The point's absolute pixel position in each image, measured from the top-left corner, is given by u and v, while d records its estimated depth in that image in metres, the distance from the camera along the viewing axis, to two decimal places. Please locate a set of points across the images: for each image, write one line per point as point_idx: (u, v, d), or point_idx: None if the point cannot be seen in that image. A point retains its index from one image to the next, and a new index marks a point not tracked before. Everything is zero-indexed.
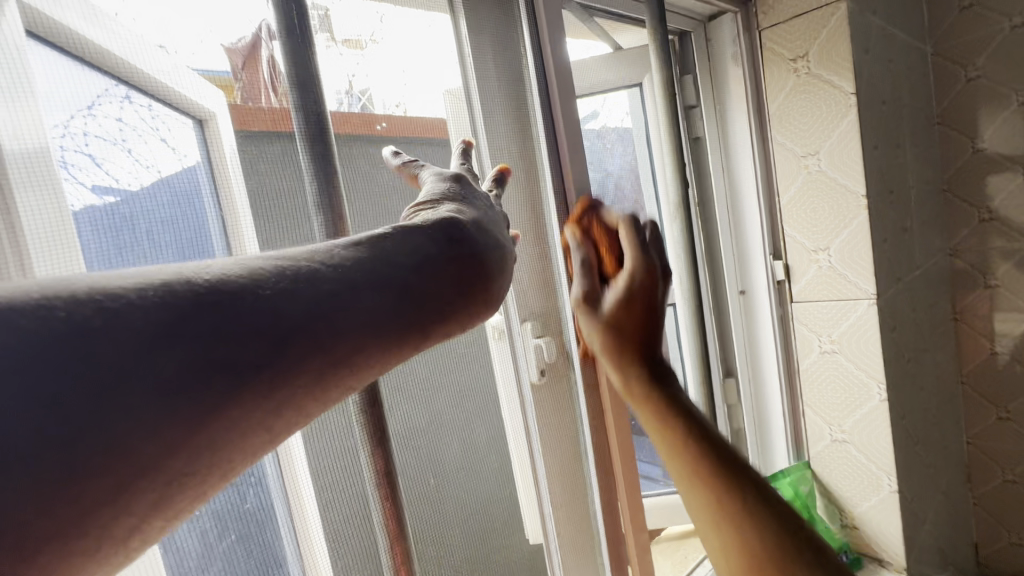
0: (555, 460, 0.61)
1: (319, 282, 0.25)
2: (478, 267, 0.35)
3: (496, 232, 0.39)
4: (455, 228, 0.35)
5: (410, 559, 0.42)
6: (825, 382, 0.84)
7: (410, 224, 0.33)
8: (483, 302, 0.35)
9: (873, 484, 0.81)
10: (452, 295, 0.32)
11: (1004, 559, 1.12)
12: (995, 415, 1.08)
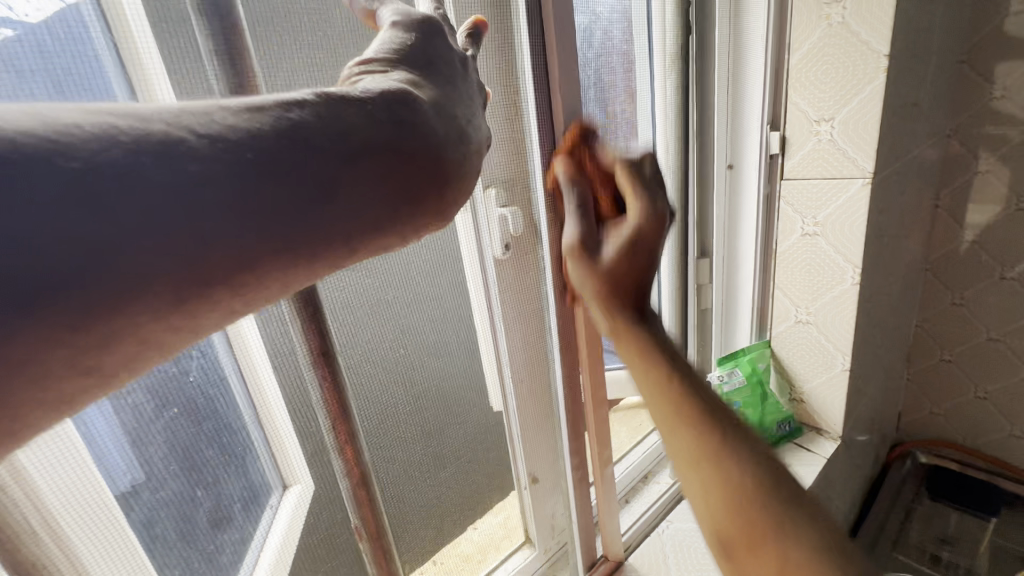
0: (516, 343, 0.59)
1: (178, 161, 0.20)
2: (432, 167, 0.29)
3: (462, 118, 0.33)
4: (407, 107, 0.29)
5: (355, 438, 0.40)
6: (798, 263, 0.82)
7: (346, 95, 0.27)
8: (434, 210, 0.30)
9: (826, 363, 0.83)
10: (392, 197, 0.28)
11: (923, 426, 1.24)
12: (949, 301, 1.11)
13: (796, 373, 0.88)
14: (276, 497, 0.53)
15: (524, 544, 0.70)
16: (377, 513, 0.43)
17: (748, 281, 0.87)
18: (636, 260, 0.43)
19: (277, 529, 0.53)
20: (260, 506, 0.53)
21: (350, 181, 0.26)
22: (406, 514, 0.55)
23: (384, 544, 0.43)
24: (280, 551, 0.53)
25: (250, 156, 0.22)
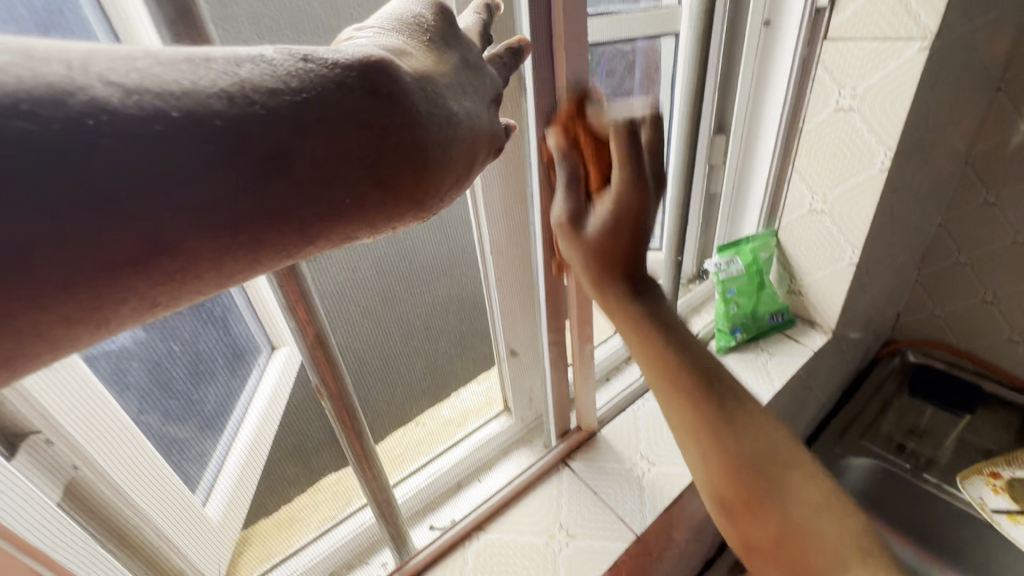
0: (499, 226, 0.55)
1: (86, 138, 0.17)
2: (412, 156, 0.26)
3: (454, 103, 0.29)
4: (386, 74, 0.25)
5: (307, 300, 0.37)
6: (825, 144, 0.73)
7: (319, 57, 0.23)
8: (408, 200, 0.27)
9: (834, 256, 0.78)
10: (359, 182, 0.24)
11: (920, 327, 1.22)
12: (982, 200, 1.03)
13: (798, 265, 0.84)
14: (264, 359, 0.59)
15: (501, 413, 0.72)
16: (339, 376, 0.42)
17: (764, 163, 0.79)
18: (616, 242, 0.47)
19: (262, 394, 0.57)
20: (242, 374, 0.57)
21: (308, 166, 0.23)
22: (373, 380, 0.56)
23: (346, 402, 0.44)
24: (265, 411, 0.57)
25: (192, 128, 0.19)
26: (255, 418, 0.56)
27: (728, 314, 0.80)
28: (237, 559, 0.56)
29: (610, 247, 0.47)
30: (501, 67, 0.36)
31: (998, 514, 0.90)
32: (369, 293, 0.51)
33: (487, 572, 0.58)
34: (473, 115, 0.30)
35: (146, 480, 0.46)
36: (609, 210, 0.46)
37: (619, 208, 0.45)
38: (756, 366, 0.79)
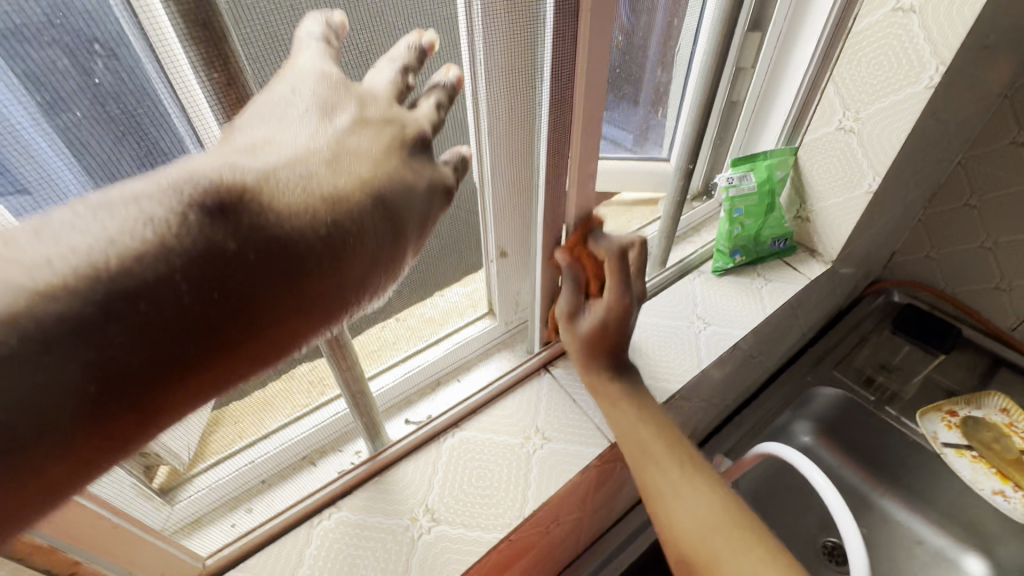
0: (499, 110, 0.47)
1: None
2: (291, 272, 0.25)
3: (318, 188, 0.27)
4: (231, 204, 0.24)
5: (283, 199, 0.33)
6: (870, 53, 0.65)
7: (140, 194, 0.23)
8: (310, 313, 0.27)
9: (851, 182, 0.73)
10: (238, 322, 0.24)
11: (911, 268, 1.21)
12: (1010, 140, 0.96)
13: (811, 188, 0.78)
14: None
15: (486, 314, 0.68)
16: None
17: (798, 71, 0.71)
18: (606, 334, 0.60)
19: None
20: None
21: (166, 334, 0.22)
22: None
23: None
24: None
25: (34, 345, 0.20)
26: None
27: (731, 235, 0.75)
28: (210, 435, 0.51)
29: (600, 333, 0.60)
30: (437, 110, 0.37)
31: (947, 447, 0.96)
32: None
33: (464, 465, 0.59)
34: (372, 188, 0.29)
35: None
36: (603, 312, 0.59)
37: (607, 313, 0.59)
38: (749, 291, 0.77)
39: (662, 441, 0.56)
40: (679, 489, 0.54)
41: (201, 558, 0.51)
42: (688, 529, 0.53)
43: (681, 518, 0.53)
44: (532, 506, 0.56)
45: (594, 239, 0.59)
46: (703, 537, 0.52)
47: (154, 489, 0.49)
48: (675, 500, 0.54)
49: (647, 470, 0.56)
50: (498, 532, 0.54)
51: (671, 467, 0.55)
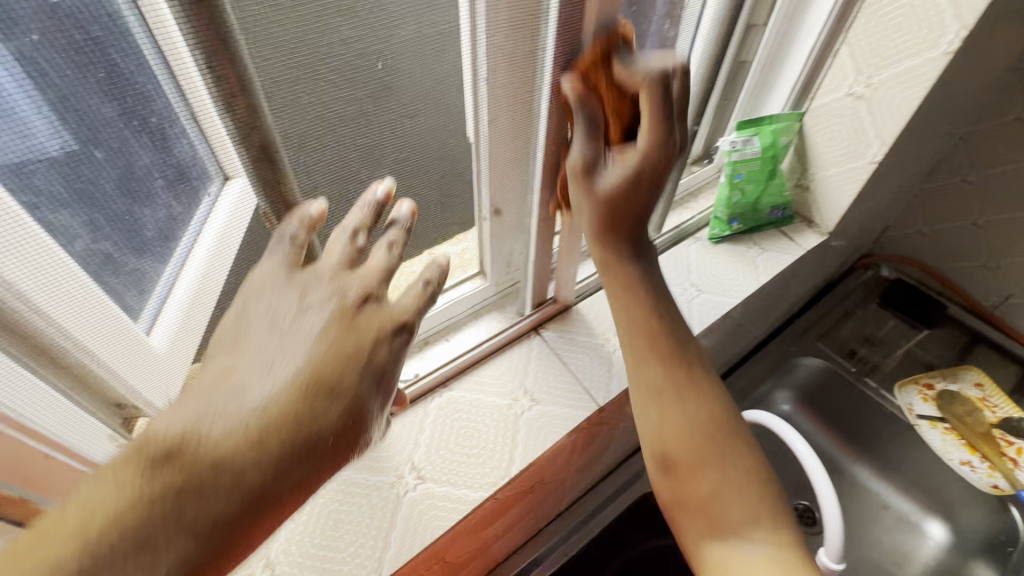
0: (497, 57, 0.45)
1: None
2: (251, 486, 0.31)
3: (259, 412, 0.32)
4: (192, 452, 0.30)
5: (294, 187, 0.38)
6: (890, 13, 0.61)
7: (111, 469, 0.28)
8: (275, 502, 0.32)
9: (856, 151, 0.70)
10: (212, 546, 0.30)
11: (901, 244, 1.21)
12: (1016, 115, 0.94)
13: (814, 156, 0.76)
14: (218, 189, 0.41)
15: (476, 275, 0.67)
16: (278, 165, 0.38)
17: (814, 30, 0.68)
18: (635, 193, 0.48)
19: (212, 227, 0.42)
20: (191, 202, 0.41)
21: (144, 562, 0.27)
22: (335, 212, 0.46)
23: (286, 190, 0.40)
24: (215, 245, 0.44)
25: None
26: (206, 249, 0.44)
27: (730, 202, 0.74)
28: None
29: (624, 202, 0.48)
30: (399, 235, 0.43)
31: (921, 418, 1.01)
32: (341, 125, 0.41)
33: (452, 424, 0.59)
34: (314, 397, 0.34)
35: (78, 309, 0.39)
36: (635, 160, 0.47)
37: (639, 164, 0.46)
38: (744, 259, 0.76)
39: (691, 382, 0.51)
40: (699, 440, 0.49)
41: None
42: (705, 479, 0.48)
43: (700, 467, 0.48)
44: (517, 466, 0.56)
45: (624, 57, 0.46)
46: (715, 482, 0.48)
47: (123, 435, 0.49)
48: (694, 447, 0.49)
49: (671, 414, 0.50)
50: (484, 492, 0.55)
51: (696, 415, 0.50)
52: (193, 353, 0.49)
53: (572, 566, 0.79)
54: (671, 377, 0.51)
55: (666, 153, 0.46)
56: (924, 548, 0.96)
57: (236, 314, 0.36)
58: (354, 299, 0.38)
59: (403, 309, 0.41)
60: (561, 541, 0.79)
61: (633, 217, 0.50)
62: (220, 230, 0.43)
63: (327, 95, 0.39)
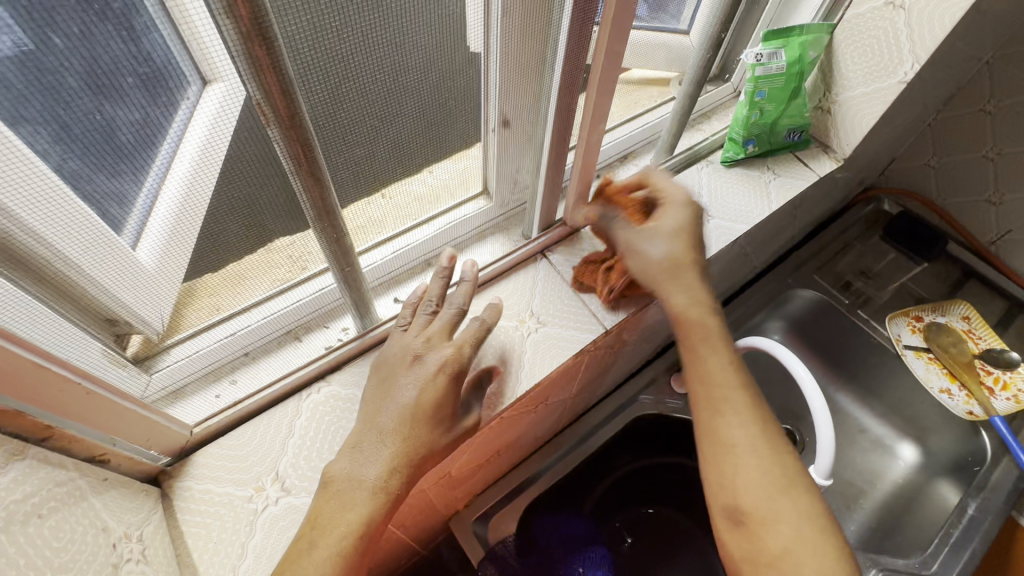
0: None
1: None
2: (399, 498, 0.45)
3: (407, 431, 0.46)
4: (362, 469, 0.45)
5: (303, 127, 0.34)
6: None
7: (330, 479, 0.45)
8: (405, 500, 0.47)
9: (884, 70, 0.66)
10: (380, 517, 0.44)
11: (907, 176, 1.19)
12: None
13: (841, 74, 0.71)
14: (196, 93, 0.37)
15: (479, 196, 0.62)
16: (291, 97, 0.32)
17: None
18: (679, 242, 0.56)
19: (194, 137, 0.38)
20: (170, 105, 0.37)
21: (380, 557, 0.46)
22: (340, 152, 0.43)
23: (302, 133, 0.34)
24: (197, 160, 0.39)
25: None
26: (187, 164, 0.39)
27: (748, 122, 0.69)
28: (183, 309, 0.49)
29: (680, 245, 0.56)
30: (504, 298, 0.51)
31: (908, 349, 1.03)
32: (363, 80, 0.39)
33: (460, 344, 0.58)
34: (423, 423, 0.47)
35: (62, 229, 0.37)
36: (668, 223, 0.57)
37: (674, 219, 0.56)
38: (755, 184, 0.73)
39: (746, 395, 0.54)
40: (747, 447, 0.51)
41: (187, 427, 0.51)
42: (756, 489, 0.49)
43: (755, 472, 0.50)
44: (523, 387, 0.56)
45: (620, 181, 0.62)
46: (763, 481, 0.50)
47: (126, 359, 0.48)
48: (747, 456, 0.51)
49: (725, 421, 0.53)
50: (494, 410, 0.54)
51: (750, 423, 0.52)
52: (183, 271, 0.46)
53: (569, 481, 0.83)
54: (729, 381, 0.54)
55: (694, 229, 0.57)
56: (894, 467, 1.02)
57: (381, 359, 0.52)
58: (430, 366, 0.49)
59: (448, 353, 0.50)
60: (557, 459, 0.82)
61: (692, 246, 0.57)
62: (202, 143, 0.38)
63: (348, 44, 0.36)
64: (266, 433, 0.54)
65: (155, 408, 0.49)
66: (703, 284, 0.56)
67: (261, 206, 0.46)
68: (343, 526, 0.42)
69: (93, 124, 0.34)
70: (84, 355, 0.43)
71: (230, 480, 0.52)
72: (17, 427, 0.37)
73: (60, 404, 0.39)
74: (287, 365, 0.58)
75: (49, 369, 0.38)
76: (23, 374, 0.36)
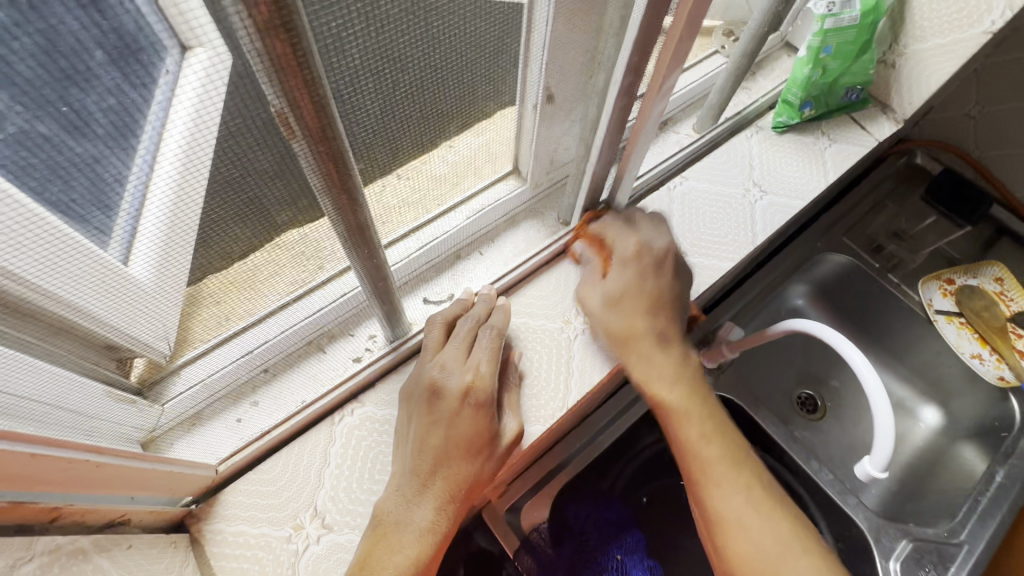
0: None
1: None
2: (448, 530, 0.47)
3: (446, 466, 0.47)
4: (409, 504, 0.46)
5: (336, 141, 0.27)
6: None
7: (378, 512, 0.46)
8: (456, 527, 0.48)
9: (967, 21, 0.58)
10: (436, 550, 0.45)
11: (942, 126, 1.10)
12: None
13: (912, 21, 0.62)
14: (176, 64, 0.28)
15: (510, 174, 0.56)
16: (322, 106, 0.25)
17: None
18: (642, 282, 0.55)
19: (178, 122, 0.30)
20: (145, 83, 0.29)
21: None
22: (380, 151, 0.37)
23: (335, 145, 0.27)
24: (185, 151, 0.32)
25: None
26: (174, 159, 0.32)
27: (808, 82, 0.62)
28: (189, 320, 0.42)
29: (631, 299, 0.55)
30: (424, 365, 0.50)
31: (938, 314, 0.99)
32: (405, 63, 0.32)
33: (516, 347, 0.57)
34: (464, 455, 0.47)
35: (44, 260, 0.31)
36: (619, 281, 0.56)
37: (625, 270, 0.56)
38: (812, 153, 0.68)
39: (726, 460, 0.50)
40: (748, 518, 0.48)
41: (212, 467, 0.48)
42: (755, 563, 0.47)
43: (753, 542, 0.47)
44: (573, 396, 0.56)
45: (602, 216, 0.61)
46: (765, 554, 0.47)
47: (131, 388, 0.42)
48: (742, 531, 0.48)
49: (710, 495, 0.49)
50: (541, 424, 0.54)
51: (735, 493, 0.49)
52: (186, 280, 0.39)
53: (596, 464, 0.81)
54: (709, 453, 0.50)
55: (648, 262, 0.55)
56: (917, 430, 1.01)
57: (410, 382, 0.52)
58: (454, 396, 0.48)
59: (479, 382, 0.49)
60: (586, 444, 0.80)
61: (654, 299, 0.55)
62: (186, 129, 0.31)
63: (388, 23, 0.30)
64: (300, 463, 0.51)
65: (162, 456, 0.44)
66: (665, 350, 0.54)
67: (260, 207, 0.39)
68: (390, 569, 0.42)
69: (53, 117, 0.26)
70: (84, 404, 0.38)
71: (267, 520, 0.49)
72: (22, 516, 0.33)
73: (69, 478, 0.35)
74: (318, 383, 0.54)
75: (49, 454, 0.32)
76: (21, 468, 0.31)
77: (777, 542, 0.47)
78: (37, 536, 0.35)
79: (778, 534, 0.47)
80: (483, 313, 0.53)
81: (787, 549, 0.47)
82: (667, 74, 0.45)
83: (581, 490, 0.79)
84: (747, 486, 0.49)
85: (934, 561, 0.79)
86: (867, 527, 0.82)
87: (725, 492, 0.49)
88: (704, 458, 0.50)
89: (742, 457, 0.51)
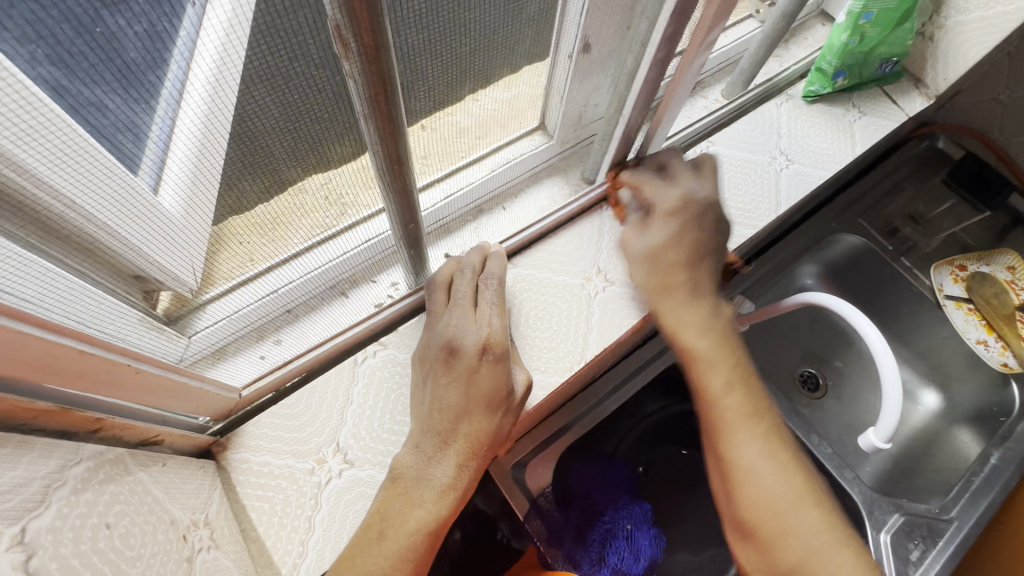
0: None
1: None
2: (466, 489, 0.48)
3: (467, 425, 0.48)
4: (427, 459, 0.47)
5: (383, 56, 0.29)
6: None
7: (398, 467, 0.47)
8: (471, 487, 0.49)
9: None
10: (452, 510, 0.46)
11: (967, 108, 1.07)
12: None
13: None
14: None
15: (535, 129, 0.54)
16: (377, 20, 0.27)
17: None
18: (681, 242, 0.53)
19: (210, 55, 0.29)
20: (174, 9, 0.27)
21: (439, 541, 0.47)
22: (420, 98, 0.38)
23: (382, 67, 0.30)
24: (215, 90, 0.31)
25: None
26: (206, 95, 0.31)
27: (844, 51, 0.61)
28: (215, 257, 0.41)
29: (676, 250, 0.53)
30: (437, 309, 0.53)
31: (948, 299, 1.01)
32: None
33: (517, 307, 0.59)
34: (483, 419, 0.48)
35: (91, 187, 0.31)
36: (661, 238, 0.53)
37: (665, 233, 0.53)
38: (839, 125, 0.67)
39: (751, 408, 0.50)
40: (761, 469, 0.48)
41: (237, 391, 0.51)
42: (763, 508, 0.47)
43: (766, 491, 0.47)
44: (591, 351, 0.59)
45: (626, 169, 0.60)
46: (774, 500, 0.47)
47: (160, 319, 0.42)
48: (757, 477, 0.48)
49: (732, 439, 0.49)
50: (559, 375, 0.57)
51: (756, 441, 0.49)
52: (212, 218, 0.38)
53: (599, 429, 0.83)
54: (734, 402, 0.50)
55: (688, 216, 0.53)
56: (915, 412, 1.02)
57: (418, 353, 0.53)
58: (472, 351, 0.49)
59: (497, 337, 0.50)
60: (591, 409, 0.81)
61: (690, 255, 0.53)
62: (217, 62, 0.29)
63: None
64: (326, 398, 0.54)
65: (194, 373, 0.46)
66: (697, 301, 0.53)
67: (271, 158, 0.38)
68: (412, 522, 0.44)
69: (89, 41, 0.25)
70: (125, 329, 0.39)
71: (290, 452, 0.52)
72: (70, 422, 0.36)
73: (111, 381, 0.38)
74: (337, 324, 0.56)
75: (97, 354, 0.36)
76: (71, 361, 0.34)
77: (792, 486, 0.48)
78: (82, 441, 0.37)
79: (795, 480, 0.48)
80: (479, 262, 0.54)
81: (802, 501, 0.48)
82: (710, 26, 0.46)
83: (584, 453, 0.81)
84: (763, 431, 0.49)
85: (923, 534, 0.82)
86: (860, 500, 0.84)
87: (748, 434, 0.49)
88: (739, 388, 0.50)
89: (763, 408, 0.51)
